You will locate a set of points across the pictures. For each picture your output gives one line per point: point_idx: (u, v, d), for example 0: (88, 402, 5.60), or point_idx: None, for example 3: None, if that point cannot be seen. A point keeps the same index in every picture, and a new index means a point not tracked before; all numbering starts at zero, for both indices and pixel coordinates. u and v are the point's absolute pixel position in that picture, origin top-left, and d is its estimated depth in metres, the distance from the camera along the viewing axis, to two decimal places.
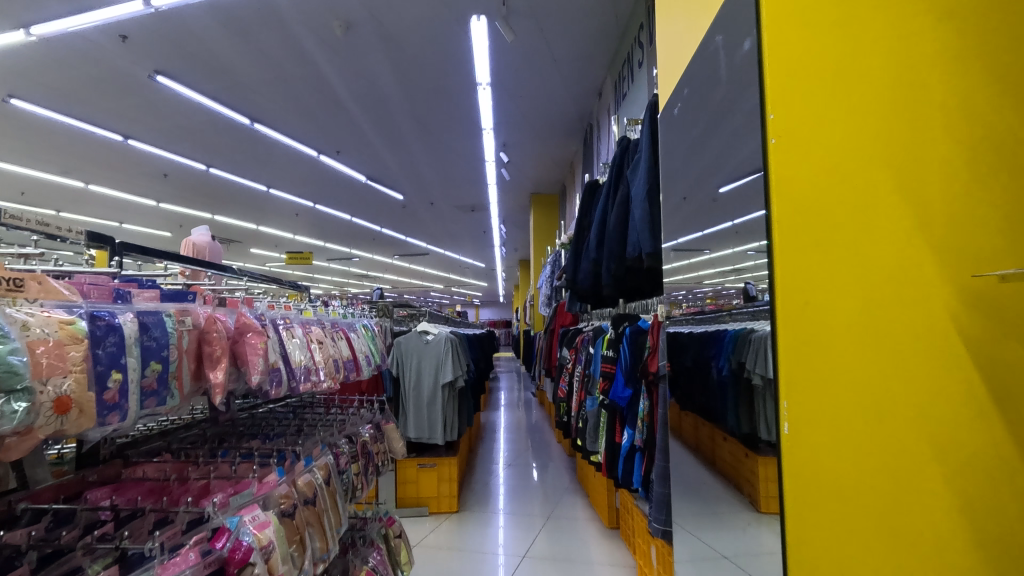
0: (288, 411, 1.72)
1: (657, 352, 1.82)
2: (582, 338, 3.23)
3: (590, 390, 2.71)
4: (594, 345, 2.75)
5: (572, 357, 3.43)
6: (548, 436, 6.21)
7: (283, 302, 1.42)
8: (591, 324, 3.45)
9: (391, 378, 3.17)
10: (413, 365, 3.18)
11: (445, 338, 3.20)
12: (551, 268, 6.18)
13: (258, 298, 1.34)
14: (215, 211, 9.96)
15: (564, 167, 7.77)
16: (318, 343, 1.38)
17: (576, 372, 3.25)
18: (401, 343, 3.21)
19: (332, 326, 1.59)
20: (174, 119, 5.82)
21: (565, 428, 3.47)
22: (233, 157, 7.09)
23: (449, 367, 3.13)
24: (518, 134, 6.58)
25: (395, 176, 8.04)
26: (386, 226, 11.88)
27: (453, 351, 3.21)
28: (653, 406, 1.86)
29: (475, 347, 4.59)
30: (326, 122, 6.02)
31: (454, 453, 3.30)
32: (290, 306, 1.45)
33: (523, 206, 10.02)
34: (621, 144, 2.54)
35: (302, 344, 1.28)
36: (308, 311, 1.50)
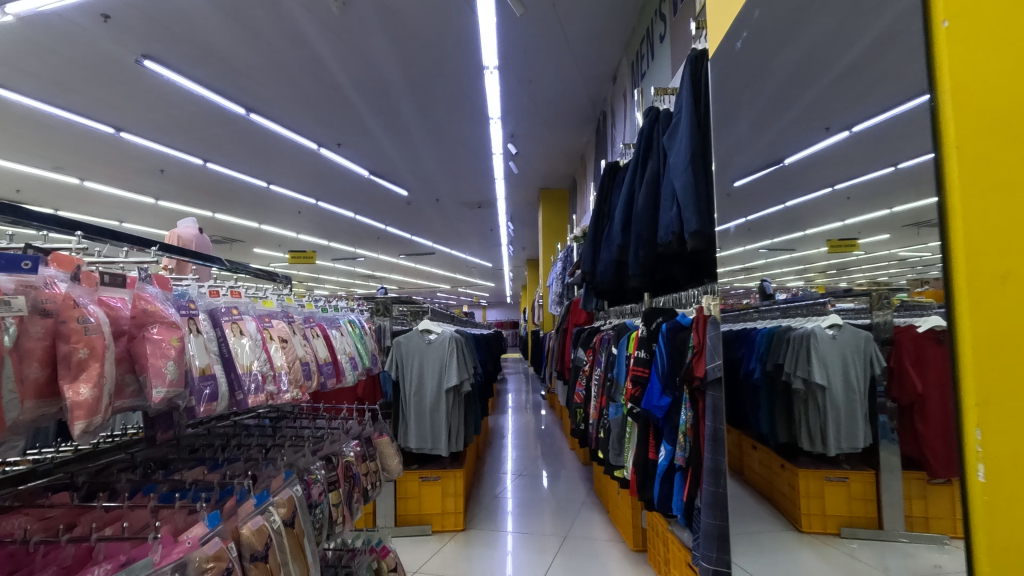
0: (259, 428, 1.43)
1: (704, 354, 1.53)
2: (602, 338, 2.92)
3: (613, 396, 2.40)
4: (617, 346, 2.43)
5: (590, 359, 3.12)
6: (560, 442, 5.87)
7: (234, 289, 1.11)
8: (610, 323, 3.14)
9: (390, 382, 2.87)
10: (414, 368, 2.87)
11: (451, 338, 2.90)
12: (563, 264, 5.87)
13: (199, 283, 1.03)
14: (216, 209, 9.70)
15: (575, 160, 7.45)
16: (281, 342, 1.07)
17: (594, 376, 2.94)
18: (400, 343, 2.90)
19: (303, 321, 1.28)
20: (166, 108, 5.56)
21: (582, 437, 3.15)
22: (231, 151, 6.82)
23: (455, 369, 2.83)
24: (527, 124, 6.27)
25: (399, 170, 7.75)
26: (391, 225, 11.59)
27: (459, 352, 2.90)
28: (699, 420, 1.55)
29: (482, 349, 4.29)
30: (326, 111, 5.75)
31: (459, 465, 2.99)
32: (245, 294, 1.14)
33: (531, 202, 9.70)
34: (649, 115, 2.23)
35: (256, 342, 0.97)
36: (269, 301, 1.19)
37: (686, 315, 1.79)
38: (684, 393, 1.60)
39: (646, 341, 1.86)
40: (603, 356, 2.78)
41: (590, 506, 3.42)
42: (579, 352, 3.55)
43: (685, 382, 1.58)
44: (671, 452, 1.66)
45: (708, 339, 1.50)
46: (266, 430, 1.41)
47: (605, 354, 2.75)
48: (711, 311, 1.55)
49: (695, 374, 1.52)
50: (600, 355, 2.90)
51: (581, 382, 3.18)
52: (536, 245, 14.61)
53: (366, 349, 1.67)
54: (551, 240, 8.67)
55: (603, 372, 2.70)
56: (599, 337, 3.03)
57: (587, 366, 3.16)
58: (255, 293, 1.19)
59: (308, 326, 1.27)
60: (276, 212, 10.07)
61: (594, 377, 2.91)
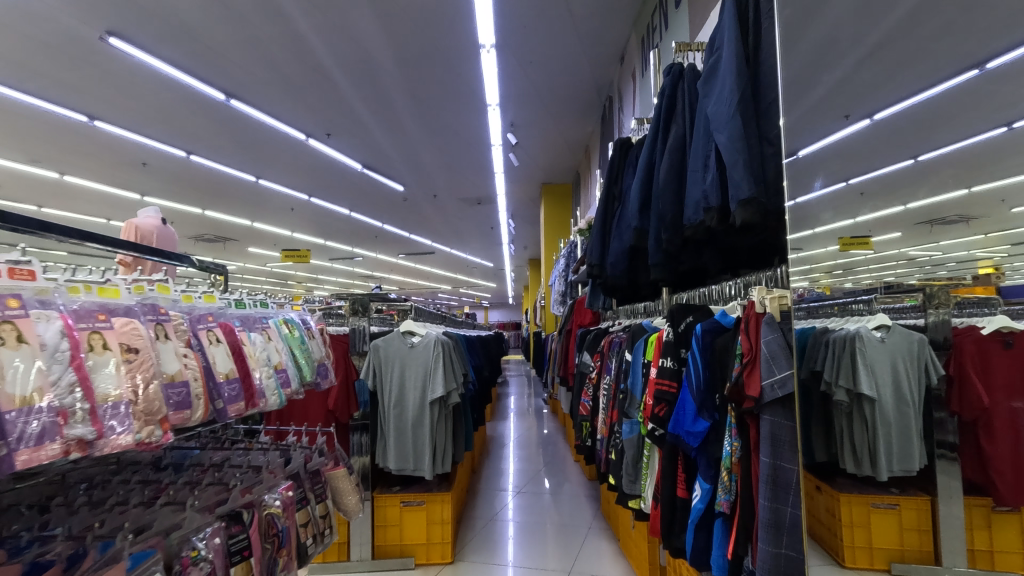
0: (149, 472, 1.05)
1: (758, 365, 1.14)
2: (612, 341, 2.53)
3: (627, 410, 2.01)
4: (632, 351, 2.06)
5: (597, 365, 2.74)
6: (563, 451, 5.49)
7: (50, 277, 0.75)
8: (621, 324, 2.76)
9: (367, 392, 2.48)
10: (395, 376, 2.49)
11: (437, 340, 2.49)
12: (566, 261, 5.47)
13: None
14: (206, 206, 9.34)
15: (578, 152, 7.07)
16: (119, 353, 0.71)
17: (603, 384, 2.56)
18: (379, 347, 2.52)
19: (193, 321, 0.92)
20: (143, 93, 5.21)
21: (589, 454, 2.76)
22: (218, 142, 6.48)
23: (439, 376, 2.43)
24: (528, 112, 5.91)
25: (394, 163, 7.39)
26: (388, 222, 11.20)
27: (447, 357, 2.50)
28: (751, 452, 1.16)
29: (477, 353, 3.88)
30: (315, 97, 5.42)
31: (447, 487, 2.61)
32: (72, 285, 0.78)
33: (533, 198, 9.32)
34: (673, 71, 1.83)
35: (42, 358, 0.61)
36: (116, 293, 0.82)
37: (728, 313, 1.40)
38: (729, 416, 1.22)
39: (674, 347, 1.47)
40: (614, 362, 2.39)
41: (597, 532, 3.03)
42: (584, 358, 3.16)
43: (732, 402, 1.19)
44: (710, 491, 1.27)
45: (765, 344, 1.12)
46: (160, 474, 1.03)
47: (616, 359, 2.36)
48: (770, 308, 1.15)
49: (748, 394, 1.13)
50: (609, 363, 2.52)
51: (587, 392, 2.79)
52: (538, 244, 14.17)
53: (311, 356, 1.29)
54: (553, 237, 8.27)
55: (614, 382, 2.30)
56: (608, 340, 2.64)
57: (594, 374, 2.77)
58: (99, 279, 0.84)
59: (199, 329, 0.91)
60: (268, 208, 9.71)
61: (604, 386, 2.52)
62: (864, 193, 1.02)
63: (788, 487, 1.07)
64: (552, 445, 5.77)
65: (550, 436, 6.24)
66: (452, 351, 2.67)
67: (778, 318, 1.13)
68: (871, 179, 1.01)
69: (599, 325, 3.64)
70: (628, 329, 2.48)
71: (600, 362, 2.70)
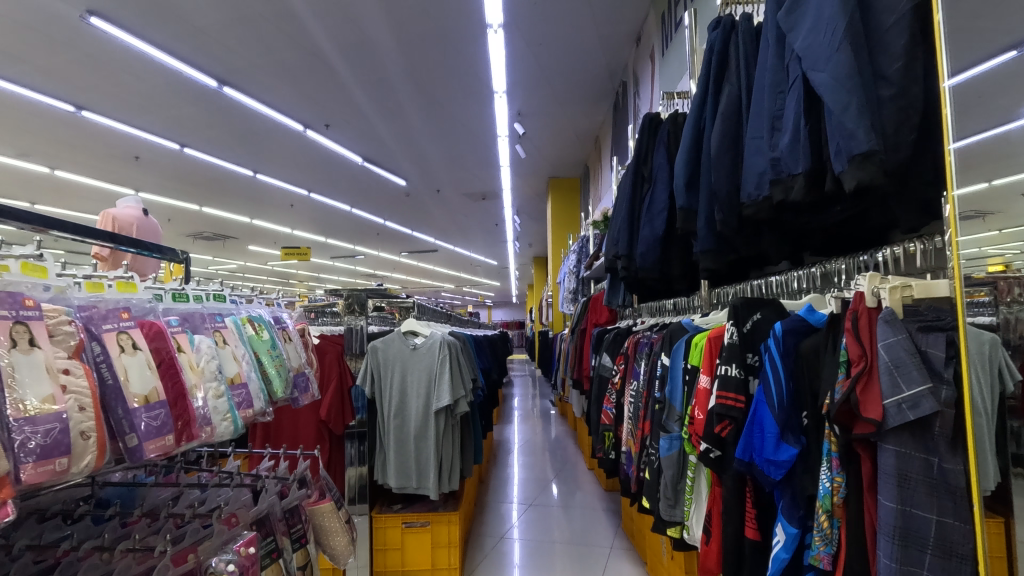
0: (47, 540, 0.77)
1: (876, 378, 0.85)
2: (640, 342, 2.24)
3: (665, 423, 1.73)
4: (668, 354, 1.78)
5: (621, 368, 2.46)
6: (574, 457, 5.21)
7: None
8: (647, 324, 2.48)
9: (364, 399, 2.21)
10: (395, 382, 2.21)
11: (444, 339, 2.22)
12: (578, 257, 5.18)
13: None
14: (202, 202, 9.08)
15: (588, 143, 6.79)
16: None
17: (630, 391, 2.27)
18: (378, 349, 2.25)
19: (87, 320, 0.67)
20: (131, 79, 4.94)
21: (612, 468, 2.49)
22: (211, 133, 6.21)
23: (446, 380, 2.15)
24: (536, 99, 5.63)
25: (395, 155, 7.11)
26: (390, 219, 10.93)
27: (455, 358, 2.23)
28: (863, 491, 0.88)
29: (484, 353, 3.60)
30: (312, 83, 5.14)
31: (454, 506, 2.33)
32: None
33: (540, 193, 9.04)
34: (724, 22, 1.55)
35: None
36: None
37: (814, 308, 1.12)
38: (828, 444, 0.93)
39: (741, 351, 1.18)
40: (644, 367, 2.11)
41: (620, 553, 2.73)
42: (603, 362, 2.87)
43: (836, 425, 0.90)
44: (798, 537, 0.99)
45: (887, 349, 0.83)
46: (58, 544, 0.75)
47: (647, 363, 2.07)
48: (890, 301, 0.88)
49: (864, 416, 0.83)
50: (637, 367, 2.23)
51: (610, 398, 2.50)
52: (544, 241, 13.89)
53: (286, 365, 1.00)
54: (561, 233, 8.00)
55: (645, 389, 2.01)
56: (635, 341, 2.36)
57: (617, 379, 2.48)
58: None
59: (103, 331, 0.67)
60: (267, 205, 9.45)
61: (631, 391, 2.23)
62: (969, 162, 0.81)
63: (926, 545, 0.79)
64: (563, 450, 5.48)
65: (559, 439, 5.95)
66: (460, 354, 2.40)
67: (907, 315, 0.87)
68: (982, 144, 0.80)
69: (617, 325, 3.36)
70: (661, 329, 2.19)
71: (625, 365, 2.41)
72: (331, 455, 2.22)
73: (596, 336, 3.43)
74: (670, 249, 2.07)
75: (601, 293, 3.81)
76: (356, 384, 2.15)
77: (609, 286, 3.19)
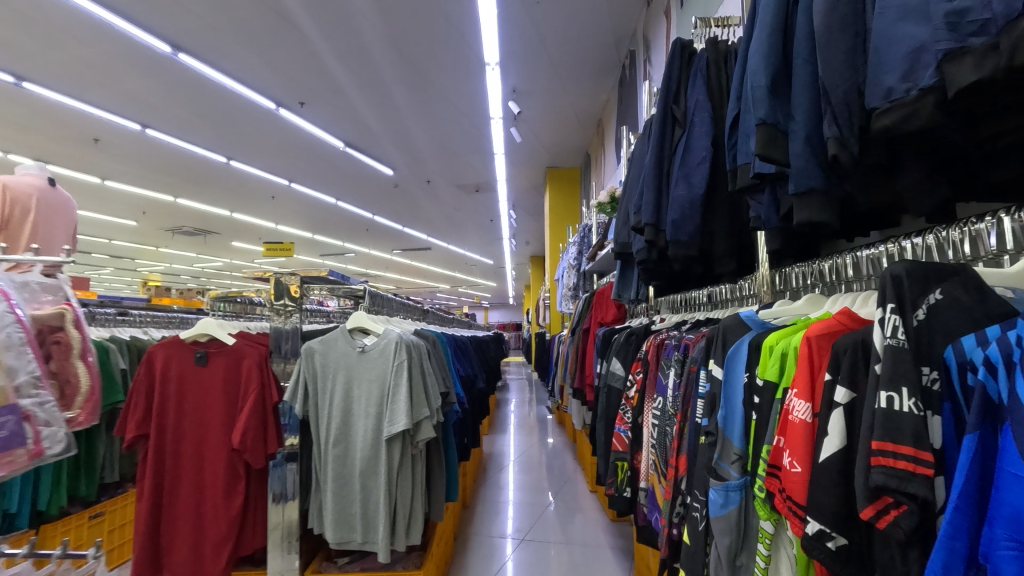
0: None
1: None
2: (670, 345, 1.67)
3: (715, 467, 1.17)
4: (717, 363, 1.22)
5: (638, 379, 1.91)
6: (574, 471, 4.64)
7: None
8: (675, 324, 1.92)
9: (296, 422, 1.64)
10: (337, 397, 1.63)
11: (400, 338, 1.61)
12: (579, 246, 4.61)
13: None
14: (177, 193, 8.51)
15: (590, 127, 6.23)
16: None
17: (655, 410, 1.71)
18: (316, 354, 1.67)
19: None
20: (73, 44, 4.40)
21: (629, 509, 1.91)
22: (173, 110, 5.64)
23: (402, 395, 1.54)
24: (532, 74, 5.07)
25: (379, 138, 6.54)
26: (379, 213, 10.35)
27: (416, 366, 1.62)
28: None
29: (468, 354, 3.02)
30: (278, 50, 4.59)
31: (420, 560, 1.77)
32: None
33: (537, 185, 8.47)
34: None
35: None
36: None
37: None
38: None
39: (914, 363, 0.61)
40: (679, 378, 1.53)
41: None
42: (615, 370, 2.30)
43: None
44: None
45: None
46: None
47: (684, 374, 1.50)
48: None
49: None
50: (666, 379, 1.67)
51: (623, 417, 1.94)
52: (541, 238, 13.34)
53: None
54: (560, 227, 7.46)
55: (678, 411, 1.45)
56: (661, 345, 1.80)
57: (635, 392, 1.92)
58: None
59: None
60: (246, 196, 8.88)
61: (658, 410, 1.67)
62: None
63: None
64: (561, 464, 4.88)
65: (556, 452, 5.34)
66: (430, 359, 1.79)
67: None
68: None
69: (630, 323, 2.80)
70: (699, 327, 1.63)
71: (647, 375, 1.84)
72: (248, 498, 1.65)
73: (603, 337, 2.87)
74: (711, 216, 1.51)
75: (608, 285, 3.23)
76: (283, 401, 1.58)
77: (619, 276, 2.63)
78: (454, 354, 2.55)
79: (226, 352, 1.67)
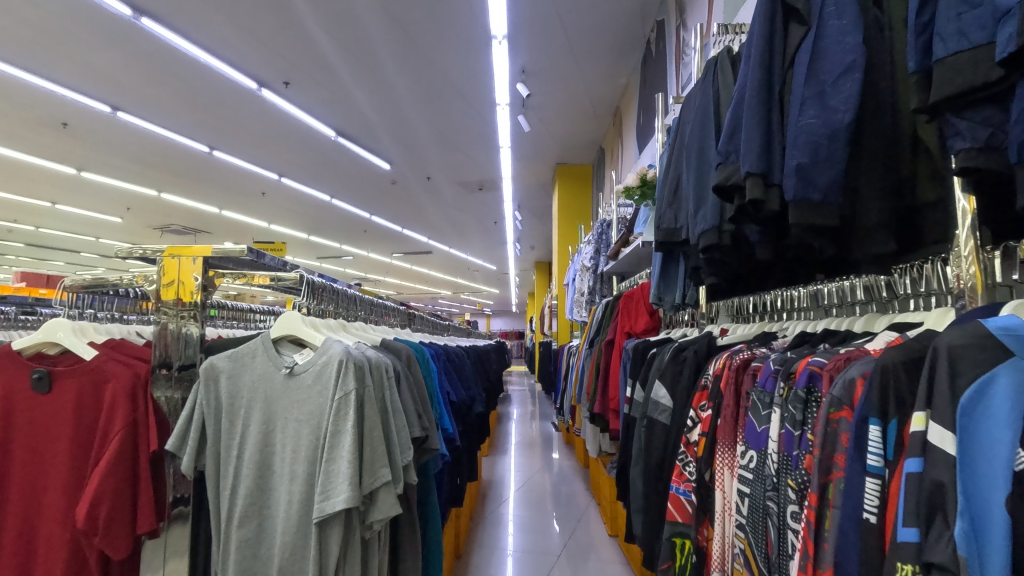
0: None
1: None
2: (770, 372, 1.09)
3: None
4: (922, 414, 0.63)
5: (708, 414, 1.33)
6: (586, 501, 4.03)
7: None
8: (762, 340, 1.33)
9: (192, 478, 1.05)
10: (251, 443, 1.04)
11: (349, 353, 1.01)
12: (595, 244, 4.02)
13: None
14: (161, 187, 7.97)
15: (606, 116, 5.67)
16: None
17: (746, 470, 1.11)
18: (223, 377, 1.08)
19: None
20: (19, 5, 3.86)
21: None
22: (145, 88, 5.10)
23: (346, 448, 0.94)
24: (545, 52, 4.50)
25: (374, 126, 5.98)
26: (377, 213, 9.80)
27: (374, 399, 1.00)
28: None
29: (465, 369, 2.43)
30: (255, 15, 4.03)
31: None
32: None
33: (546, 183, 7.89)
34: None
35: None
36: None
37: None
38: None
39: None
40: (799, 426, 0.94)
41: None
42: (663, 399, 1.72)
43: None
44: None
45: None
46: None
47: (812, 424, 0.92)
48: None
49: None
50: (765, 426, 1.08)
51: (685, 471, 1.35)
52: (547, 242, 12.74)
53: None
54: (570, 227, 6.88)
55: (809, 491, 0.86)
56: (748, 371, 1.22)
57: (701, 437, 1.33)
58: None
59: None
60: (234, 191, 8.33)
61: (751, 473, 1.08)
62: None
63: None
64: (570, 493, 4.26)
65: (564, 478, 4.71)
66: (403, 386, 1.17)
67: None
68: None
69: (673, 333, 2.20)
70: (823, 344, 1.04)
71: (725, 414, 1.26)
72: None
73: (637, 351, 2.28)
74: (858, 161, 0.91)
75: (639, 286, 2.64)
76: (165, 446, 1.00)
77: (660, 273, 2.04)
78: (446, 371, 1.96)
79: (80, 370, 1.06)
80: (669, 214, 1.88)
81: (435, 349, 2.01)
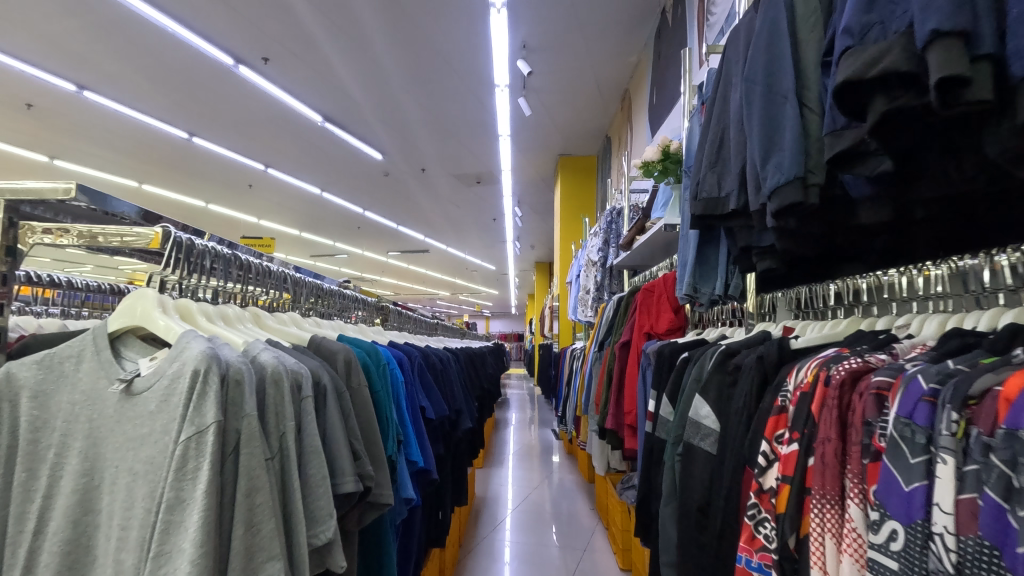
0: None
1: None
2: (922, 396, 0.67)
3: None
4: None
5: (792, 449, 0.91)
6: (592, 522, 3.61)
7: None
8: (879, 342, 0.90)
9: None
10: (61, 500, 0.66)
11: (213, 359, 0.61)
12: (603, 234, 3.58)
13: None
14: (142, 178, 7.57)
15: (614, 100, 5.26)
16: None
17: (878, 554, 0.68)
18: (25, 397, 0.69)
19: None
20: None
21: None
22: (113, 65, 4.70)
23: (194, 535, 0.54)
24: (549, 25, 4.09)
25: (363, 110, 5.57)
26: (370, 208, 9.39)
27: (256, 440, 0.60)
28: None
29: (450, 374, 2.00)
30: None
31: None
32: None
33: (547, 176, 7.47)
34: None
35: None
36: None
37: None
38: None
39: None
40: None
41: None
42: (708, 420, 1.30)
43: None
44: None
45: None
46: None
47: None
48: None
49: None
50: (919, 484, 0.65)
51: (759, 535, 0.93)
52: (548, 241, 12.31)
53: None
54: (573, 221, 6.46)
55: None
56: (866, 390, 0.79)
57: (783, 485, 0.91)
58: None
59: None
60: (219, 183, 7.91)
61: (897, 564, 0.65)
62: None
63: None
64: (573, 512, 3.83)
65: (565, 494, 4.27)
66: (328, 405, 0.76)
67: None
68: None
69: (711, 335, 1.78)
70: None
71: (824, 454, 0.84)
72: None
73: (660, 354, 1.86)
74: None
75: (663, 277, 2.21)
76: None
77: (695, 256, 1.62)
78: (422, 377, 1.53)
79: None
80: (711, 178, 1.47)
81: (409, 350, 1.58)
